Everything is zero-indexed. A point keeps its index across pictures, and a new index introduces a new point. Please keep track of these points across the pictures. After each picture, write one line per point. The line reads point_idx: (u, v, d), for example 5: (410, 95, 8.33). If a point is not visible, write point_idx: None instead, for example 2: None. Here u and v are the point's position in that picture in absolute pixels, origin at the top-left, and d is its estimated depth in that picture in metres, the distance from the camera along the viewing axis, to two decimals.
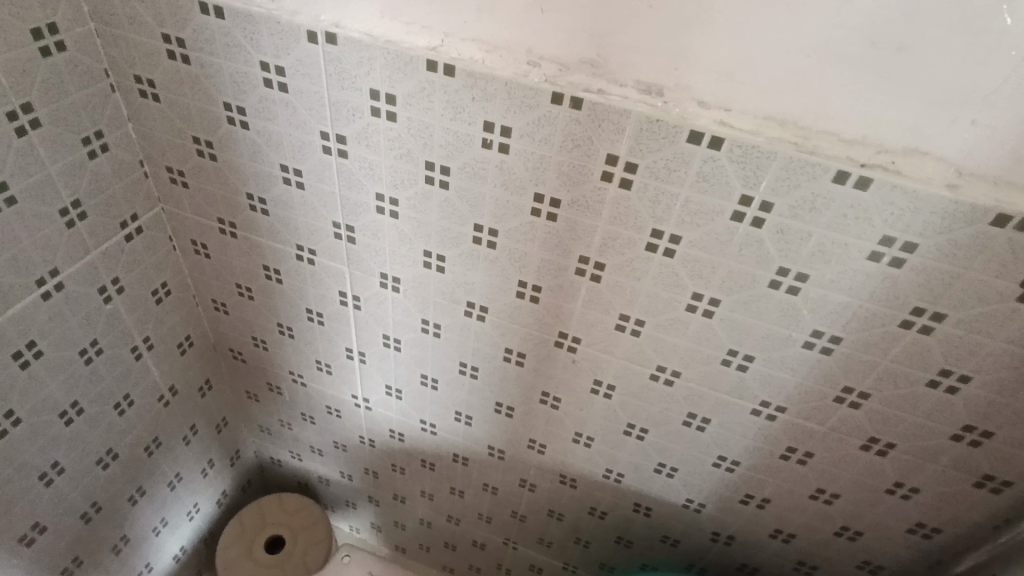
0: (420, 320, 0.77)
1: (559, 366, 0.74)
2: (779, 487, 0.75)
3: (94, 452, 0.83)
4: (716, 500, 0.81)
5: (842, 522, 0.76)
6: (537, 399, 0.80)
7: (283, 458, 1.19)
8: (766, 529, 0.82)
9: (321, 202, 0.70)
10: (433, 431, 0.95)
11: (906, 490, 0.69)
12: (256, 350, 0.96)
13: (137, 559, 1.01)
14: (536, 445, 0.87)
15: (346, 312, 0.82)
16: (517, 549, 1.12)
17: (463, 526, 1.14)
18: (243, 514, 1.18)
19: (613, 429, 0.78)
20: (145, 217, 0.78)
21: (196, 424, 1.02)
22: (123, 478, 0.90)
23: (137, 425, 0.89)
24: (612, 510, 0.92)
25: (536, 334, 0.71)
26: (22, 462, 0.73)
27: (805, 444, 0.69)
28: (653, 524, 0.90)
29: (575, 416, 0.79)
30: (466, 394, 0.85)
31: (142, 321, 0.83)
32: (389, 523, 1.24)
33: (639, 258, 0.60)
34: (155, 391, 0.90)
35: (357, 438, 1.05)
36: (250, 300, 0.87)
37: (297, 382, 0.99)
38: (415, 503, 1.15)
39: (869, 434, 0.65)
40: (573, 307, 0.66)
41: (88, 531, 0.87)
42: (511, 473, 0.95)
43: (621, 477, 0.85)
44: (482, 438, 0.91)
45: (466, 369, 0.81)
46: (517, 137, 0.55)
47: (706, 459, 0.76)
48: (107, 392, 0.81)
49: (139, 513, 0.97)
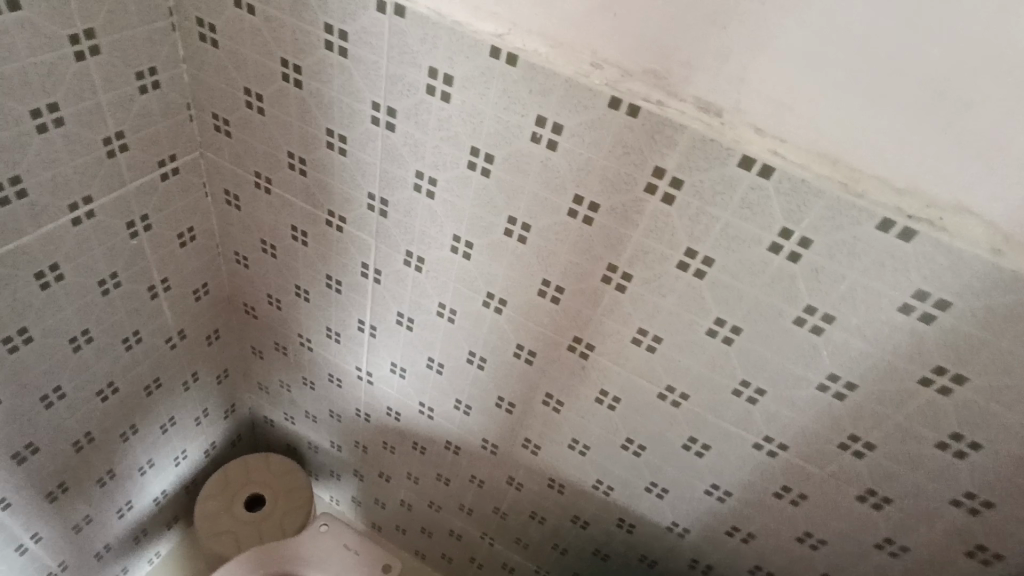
0: (437, 303, 0.77)
1: (567, 370, 0.73)
2: (767, 525, 0.75)
3: (95, 383, 0.84)
4: (702, 527, 0.80)
5: (824, 569, 0.75)
6: (540, 400, 0.79)
7: (277, 418, 1.20)
8: (747, 564, 0.82)
9: (359, 171, 0.70)
10: (430, 415, 0.95)
11: (895, 548, 0.68)
12: (268, 307, 0.96)
13: (120, 495, 1.01)
14: (530, 445, 0.87)
15: (364, 284, 0.82)
16: (493, 544, 1.12)
17: (443, 514, 1.14)
18: (229, 467, 1.19)
19: (609, 441, 0.78)
20: (183, 159, 0.78)
21: (198, 372, 1.02)
22: (119, 412, 0.91)
23: (141, 363, 0.89)
24: (594, 521, 0.91)
25: (551, 335, 0.71)
26: (27, 381, 0.74)
27: (802, 485, 0.68)
28: (634, 541, 0.90)
29: (575, 422, 0.79)
30: (469, 384, 0.85)
31: (163, 262, 0.83)
32: (369, 499, 1.25)
33: (667, 275, 0.60)
34: (164, 332, 0.90)
35: (354, 410, 1.05)
36: (272, 258, 0.88)
37: (304, 345, 0.99)
38: (399, 483, 1.15)
39: (867, 486, 0.65)
40: (592, 314, 0.66)
41: (78, 459, 0.88)
42: (500, 469, 0.95)
43: (610, 489, 0.84)
44: (477, 430, 0.91)
45: (474, 359, 0.81)
46: (566, 136, 0.55)
47: (699, 485, 0.75)
48: (118, 325, 0.82)
49: (129, 449, 0.97)
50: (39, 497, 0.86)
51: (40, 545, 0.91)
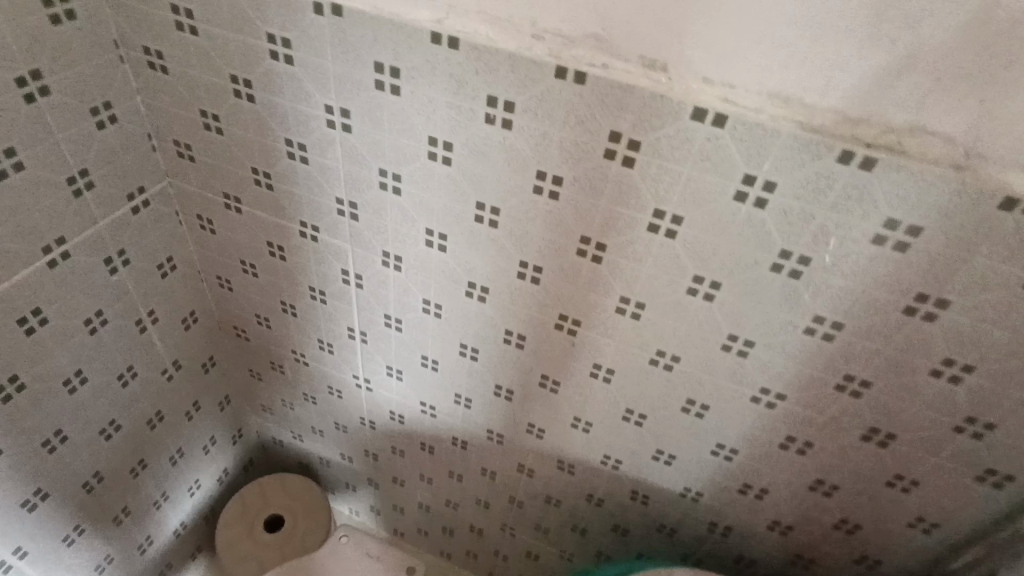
0: (421, 299, 0.77)
1: (558, 350, 0.73)
2: (777, 478, 0.74)
3: (97, 423, 0.84)
4: (714, 488, 0.80)
5: (840, 515, 0.75)
6: (537, 383, 0.79)
7: (285, 437, 1.20)
8: (764, 520, 0.81)
9: (325, 178, 0.70)
10: (432, 414, 0.95)
11: (906, 483, 0.68)
12: (259, 327, 0.96)
13: (139, 532, 1.02)
14: (535, 430, 0.87)
15: (348, 291, 0.82)
16: (515, 535, 1.12)
17: (462, 511, 1.14)
18: (244, 492, 1.19)
19: (611, 415, 0.78)
20: (152, 190, 0.78)
21: (199, 400, 1.03)
22: (126, 450, 0.91)
23: (141, 397, 0.90)
24: (609, 497, 0.91)
25: (537, 316, 0.71)
26: (28, 428, 0.74)
27: (805, 433, 0.68)
28: (651, 511, 0.89)
29: (574, 400, 0.79)
30: (465, 376, 0.85)
31: (147, 295, 0.83)
32: (387, 506, 1.25)
33: (639, 240, 0.60)
34: (158, 365, 0.90)
35: (358, 419, 1.06)
36: (254, 277, 0.88)
37: (300, 361, 0.99)
38: (414, 487, 1.15)
39: (869, 424, 0.64)
40: (572, 289, 0.66)
41: (91, 500, 0.89)
42: (510, 458, 0.95)
43: (619, 463, 0.84)
44: (481, 421, 0.91)
45: (466, 351, 0.81)
46: (519, 113, 0.55)
47: (705, 446, 0.75)
48: (111, 363, 0.82)
49: (142, 485, 0.98)
50: (57, 543, 0.86)
51: None
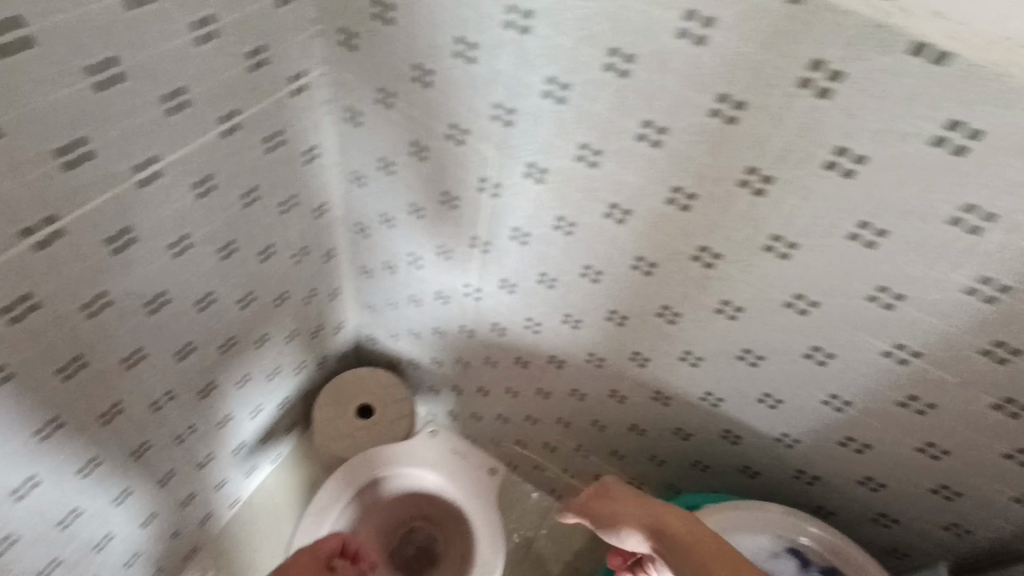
0: (555, 216, 0.79)
1: (688, 281, 0.74)
2: (886, 435, 0.75)
3: (237, 293, 0.91)
4: (814, 438, 0.82)
5: (942, 480, 0.75)
6: (655, 312, 0.81)
7: (382, 334, 1.28)
8: (857, 475, 0.83)
9: (486, 81, 0.70)
10: (536, 330, 0.98)
11: None
12: (383, 225, 1.01)
13: (253, 396, 1.11)
14: (639, 358, 0.90)
15: (481, 199, 0.84)
16: (589, 456, 1.18)
17: (541, 427, 1.20)
18: (338, 378, 1.29)
19: (725, 352, 0.80)
20: (310, 76, 0.81)
21: (317, 287, 1.10)
22: (255, 321, 0.99)
23: (273, 274, 0.96)
24: (698, 432, 0.94)
25: (674, 245, 0.72)
26: (187, 285, 0.81)
27: (931, 394, 0.68)
28: (739, 452, 0.93)
29: (690, 333, 0.80)
30: (581, 297, 0.87)
31: (293, 177, 0.88)
32: (466, 413, 1.32)
33: (810, 177, 0.59)
34: (290, 247, 0.96)
35: (459, 326, 1.10)
36: (389, 175, 0.91)
37: (415, 264, 1.04)
38: (498, 398, 1.21)
39: (1005, 393, 0.63)
40: (722, 221, 0.66)
41: (224, 360, 0.97)
42: (604, 381, 0.99)
43: (719, 401, 0.87)
44: (584, 343, 0.94)
45: (589, 272, 0.83)
46: (717, 30, 0.54)
47: (817, 395, 0.76)
48: (256, 237, 0.88)
49: (262, 355, 1.06)
50: (195, 393, 0.96)
51: (197, 436, 1.02)
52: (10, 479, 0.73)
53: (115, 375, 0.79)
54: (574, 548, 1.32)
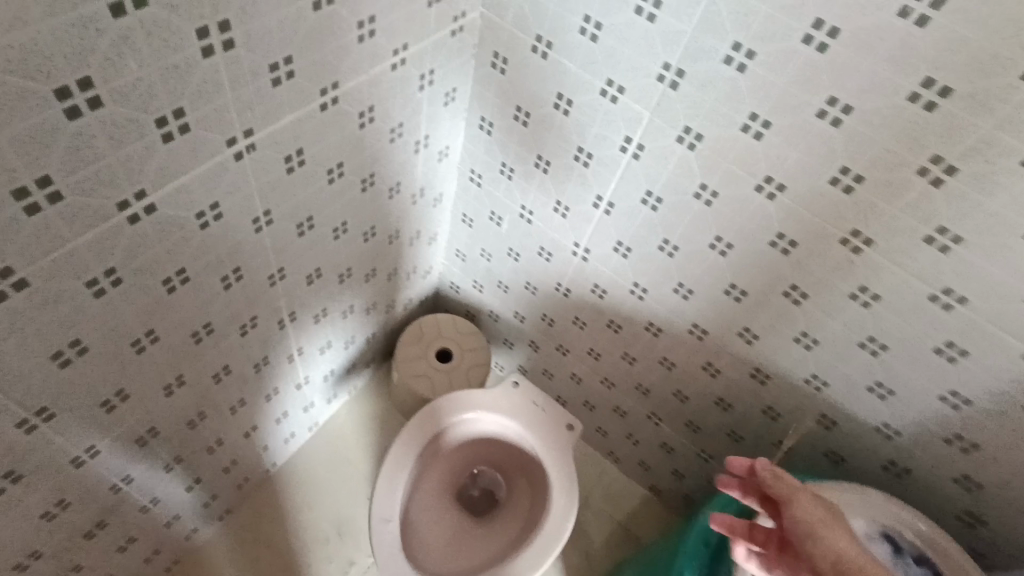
0: (698, 185, 0.79)
1: (828, 264, 0.75)
2: (999, 437, 0.77)
3: (363, 226, 0.93)
4: (917, 431, 0.84)
5: None
6: (780, 291, 0.82)
7: (466, 283, 1.30)
8: (953, 472, 0.84)
9: (662, 41, 0.70)
10: (640, 296, 1.00)
11: None
12: (500, 176, 1.02)
13: (350, 328, 1.13)
14: (747, 335, 0.91)
15: (619, 159, 0.85)
16: (661, 425, 1.20)
17: (616, 391, 1.22)
18: (424, 319, 1.34)
19: (846, 337, 0.81)
20: (468, 17, 0.81)
21: (421, 229, 1.11)
22: (368, 255, 1.01)
23: (392, 211, 0.98)
24: (789, 413, 0.96)
25: (823, 226, 0.72)
26: (331, 213, 0.82)
27: None
28: (828, 437, 0.95)
29: (813, 315, 0.82)
30: (701, 268, 0.88)
31: (430, 118, 0.89)
32: (538, 369, 1.35)
33: (999, 172, 0.59)
34: (411, 187, 0.98)
35: (554, 284, 1.12)
36: (523, 126, 0.91)
37: (524, 218, 1.05)
38: (577, 358, 1.24)
39: None
40: (885, 207, 0.67)
41: (339, 290, 0.99)
42: (700, 354, 1.01)
43: (823, 386, 0.88)
44: (691, 314, 0.96)
45: (718, 245, 0.84)
46: (944, 13, 0.53)
47: (934, 389, 0.78)
48: (388, 173, 0.89)
49: (366, 290, 1.09)
50: (310, 319, 0.97)
51: (301, 360, 1.04)
52: (154, 385, 0.72)
53: (260, 289, 0.79)
54: (625, 511, 1.36)
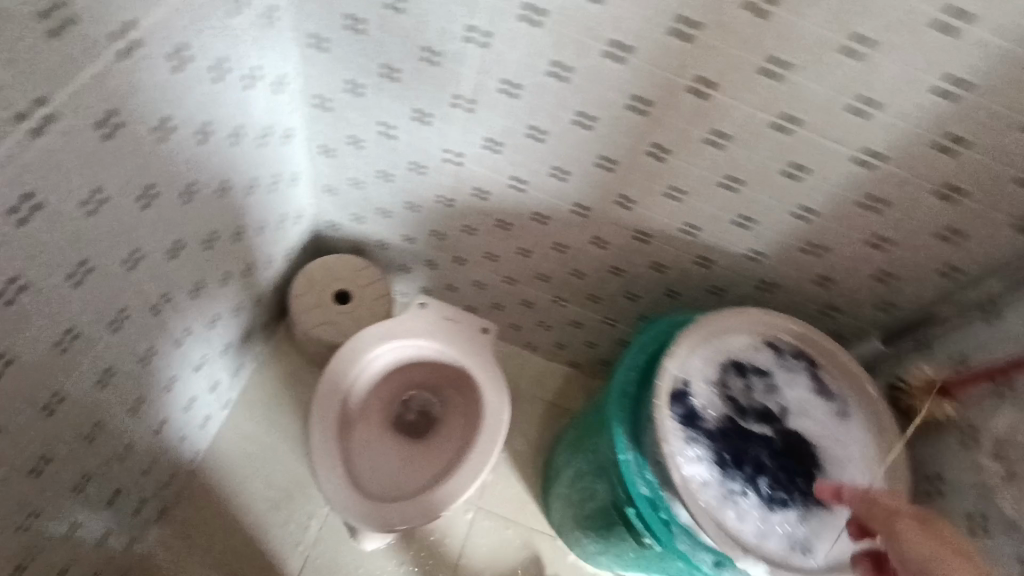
0: (550, 62, 0.79)
1: (683, 114, 0.80)
2: (842, 235, 0.89)
3: (214, 181, 0.84)
4: (779, 249, 0.95)
5: (883, 266, 0.91)
6: (645, 151, 0.87)
7: (345, 218, 1.24)
8: (812, 276, 0.97)
9: None
10: (520, 188, 1.01)
11: (955, 235, 0.83)
12: (349, 95, 0.95)
13: (235, 293, 1.06)
14: (624, 201, 0.96)
15: (467, 51, 0.82)
16: (566, 305, 1.27)
17: (519, 285, 1.26)
18: (310, 268, 1.28)
19: (709, 181, 0.88)
20: None
21: (280, 171, 1.03)
22: (230, 212, 0.93)
23: (242, 158, 0.90)
24: (674, 263, 1.05)
25: (672, 78, 0.76)
26: (173, 174, 0.73)
27: (886, 191, 0.80)
28: (710, 275, 1.05)
29: (678, 167, 0.87)
30: (571, 146, 0.90)
31: (255, 45, 0.80)
32: (440, 285, 1.35)
33: None
34: (255, 127, 0.89)
35: (435, 196, 1.10)
36: (359, 35, 0.85)
37: (387, 135, 1.01)
38: (475, 264, 1.25)
39: (948, 180, 0.77)
40: (722, 48, 0.71)
41: (210, 256, 0.91)
42: (587, 230, 1.05)
43: (698, 230, 0.97)
44: (571, 194, 0.99)
45: (581, 119, 0.86)
46: None
47: (787, 208, 0.88)
48: (225, 116, 0.81)
49: (240, 250, 1.01)
50: (187, 295, 0.90)
51: (192, 340, 0.97)
52: (29, 407, 0.65)
53: (118, 276, 0.71)
54: (553, 391, 1.45)
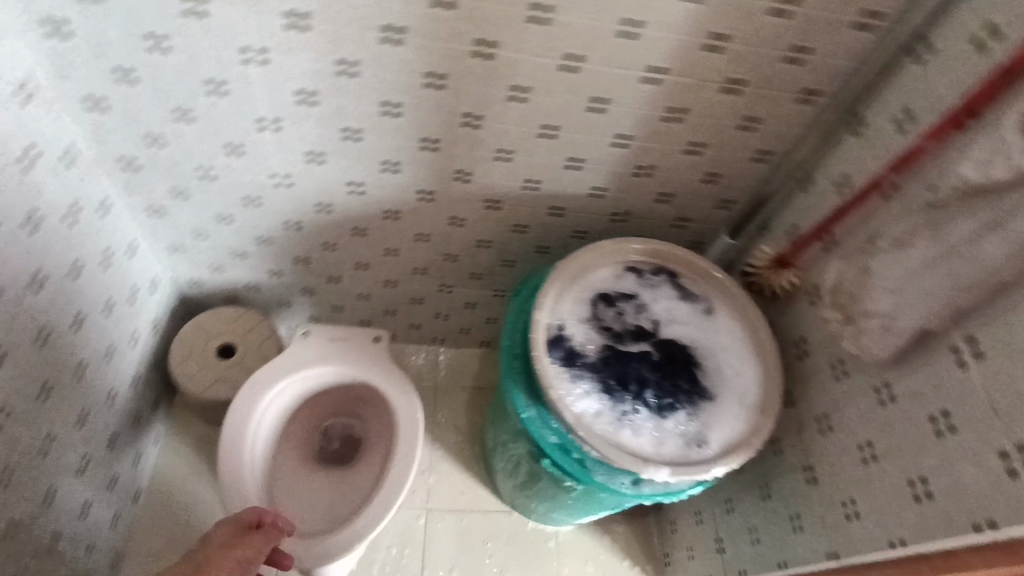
0: (335, 62, 0.79)
1: (479, 78, 0.82)
2: (662, 150, 0.95)
3: (25, 274, 0.78)
4: (615, 180, 1.00)
5: (708, 168, 0.98)
6: (460, 123, 0.89)
7: (203, 272, 1.20)
8: (653, 195, 1.03)
9: None
10: (361, 192, 1.01)
11: (754, 123, 0.90)
12: (152, 148, 0.91)
13: (102, 383, 1.00)
14: (462, 175, 0.98)
15: (251, 72, 0.80)
16: (453, 290, 1.28)
17: (402, 285, 1.26)
18: (183, 333, 1.22)
19: (528, 134, 0.90)
20: None
21: (109, 244, 0.97)
22: (60, 302, 0.86)
23: (54, 242, 0.84)
24: (531, 221, 1.08)
25: (454, 48, 0.78)
26: None
27: (682, 100, 0.86)
28: (566, 222, 1.09)
29: (496, 130, 0.90)
30: (390, 137, 0.91)
31: (19, 122, 0.75)
32: (327, 309, 1.33)
33: None
34: (56, 207, 0.83)
35: (282, 224, 1.08)
36: (135, 85, 0.81)
37: (208, 177, 0.97)
38: (351, 278, 1.24)
39: (729, 75, 0.83)
40: (487, 8, 0.73)
41: (52, 352, 0.85)
42: (440, 212, 1.06)
43: (539, 183, 1.00)
44: (410, 183, 0.99)
45: (389, 109, 0.86)
46: None
47: (606, 141, 0.92)
48: (13, 205, 0.75)
49: (92, 337, 0.95)
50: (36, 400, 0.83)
51: (62, 444, 0.90)
52: None
53: None
54: (472, 376, 1.47)
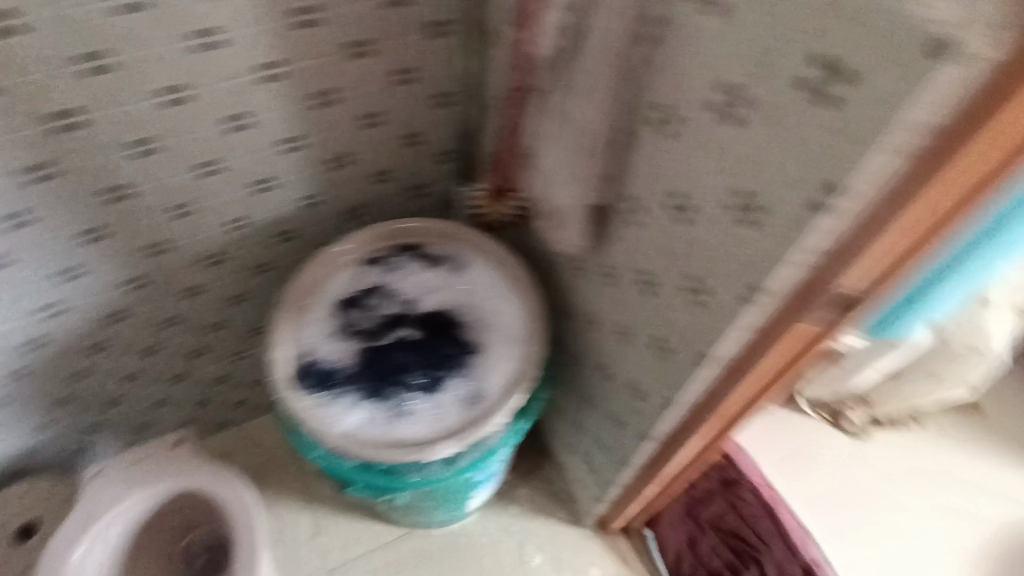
0: None
1: (85, 150, 0.73)
2: (343, 136, 0.90)
3: None
4: (320, 182, 0.94)
5: (402, 132, 0.94)
6: (107, 200, 0.80)
7: None
8: (371, 179, 0.99)
9: None
10: (61, 311, 0.90)
11: (410, 73, 0.86)
12: None
13: None
14: (157, 247, 0.89)
15: None
16: (249, 353, 1.20)
17: (192, 373, 1.16)
18: None
19: (191, 180, 0.83)
20: None
21: None
22: None
23: None
24: (270, 255, 1.02)
25: (29, 132, 0.69)
26: None
27: (321, 82, 0.81)
28: (306, 241, 1.03)
29: (153, 190, 0.82)
30: (43, 246, 0.81)
31: None
32: (133, 433, 1.21)
33: None
34: None
35: (4, 379, 0.96)
36: None
37: None
38: (132, 393, 1.13)
39: (347, 40, 0.79)
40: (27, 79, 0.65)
41: None
42: (167, 291, 0.97)
43: (245, 218, 0.93)
44: (107, 278, 0.90)
45: (15, 220, 0.76)
46: None
47: (276, 151, 0.86)
48: None
49: None
50: None
51: None
52: None
53: None
54: None
